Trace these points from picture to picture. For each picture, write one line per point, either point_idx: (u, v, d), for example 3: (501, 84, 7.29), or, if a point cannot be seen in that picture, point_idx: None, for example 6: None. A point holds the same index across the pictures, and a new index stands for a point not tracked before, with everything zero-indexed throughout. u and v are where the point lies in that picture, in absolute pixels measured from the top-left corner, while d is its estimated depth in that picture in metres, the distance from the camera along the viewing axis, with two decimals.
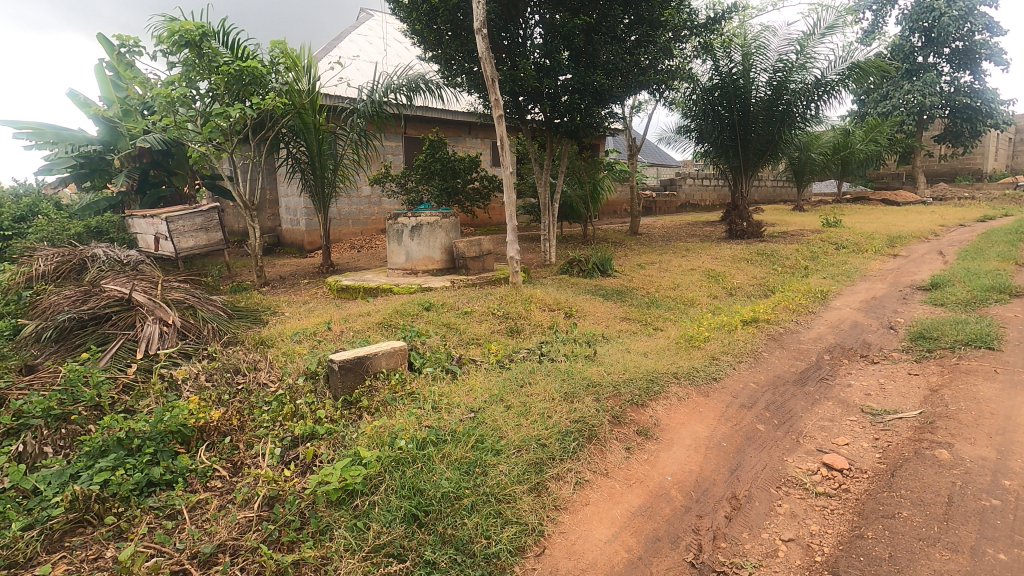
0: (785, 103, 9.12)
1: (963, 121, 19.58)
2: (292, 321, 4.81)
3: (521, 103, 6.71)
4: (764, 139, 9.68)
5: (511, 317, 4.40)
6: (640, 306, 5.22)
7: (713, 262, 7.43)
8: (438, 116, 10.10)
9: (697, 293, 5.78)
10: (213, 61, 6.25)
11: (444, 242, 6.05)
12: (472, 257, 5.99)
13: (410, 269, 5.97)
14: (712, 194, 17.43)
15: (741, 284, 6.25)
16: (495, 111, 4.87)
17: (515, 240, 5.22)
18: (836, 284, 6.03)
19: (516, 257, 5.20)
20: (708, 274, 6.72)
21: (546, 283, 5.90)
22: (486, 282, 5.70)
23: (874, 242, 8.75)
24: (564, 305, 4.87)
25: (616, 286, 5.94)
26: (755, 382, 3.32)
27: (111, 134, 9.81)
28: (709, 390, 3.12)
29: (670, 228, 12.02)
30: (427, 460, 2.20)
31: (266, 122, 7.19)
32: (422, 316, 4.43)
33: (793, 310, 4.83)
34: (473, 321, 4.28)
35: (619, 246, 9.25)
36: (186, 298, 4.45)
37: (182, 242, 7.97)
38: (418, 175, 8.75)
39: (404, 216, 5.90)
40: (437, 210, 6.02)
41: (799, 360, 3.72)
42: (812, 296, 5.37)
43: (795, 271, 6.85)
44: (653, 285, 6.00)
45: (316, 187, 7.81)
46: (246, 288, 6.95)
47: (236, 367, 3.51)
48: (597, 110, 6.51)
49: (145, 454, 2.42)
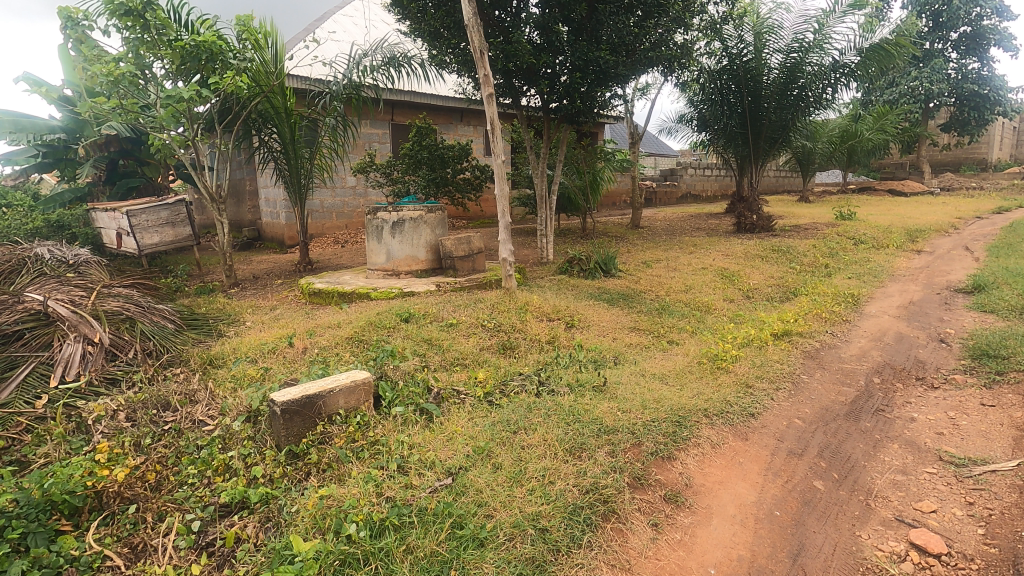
0: (799, 87, 8.48)
1: (971, 109, 19.00)
2: (253, 333, 4.19)
3: (515, 84, 6.06)
4: (776, 126, 9.03)
5: (503, 332, 3.78)
6: (649, 313, 4.62)
7: (725, 259, 6.83)
8: (426, 100, 9.41)
9: (712, 296, 5.20)
10: (167, 34, 5.61)
11: (430, 239, 5.40)
12: (460, 257, 5.31)
13: (391, 270, 5.36)
14: (714, 185, 16.82)
15: (758, 286, 5.68)
16: (482, 90, 4.10)
17: (509, 238, 4.54)
18: (865, 286, 5.42)
19: (510, 258, 4.52)
20: (721, 273, 6.13)
21: (543, 285, 5.28)
22: (474, 285, 5.05)
23: (894, 237, 8.17)
24: (564, 313, 4.26)
25: (621, 289, 5.32)
26: (802, 418, 2.71)
27: (76, 122, 9.19)
28: (748, 431, 2.52)
29: (673, 221, 11.42)
30: (383, 560, 1.60)
31: (230, 106, 6.58)
32: (398, 329, 3.79)
33: (826, 318, 4.22)
34: (459, 336, 3.67)
35: (621, 242, 8.66)
36: (124, 308, 3.80)
37: (145, 238, 7.29)
38: (405, 165, 8.09)
39: (384, 211, 5.27)
40: (422, 203, 5.38)
41: (845, 386, 3.12)
42: (842, 301, 4.78)
43: (815, 271, 6.28)
44: (663, 287, 5.41)
45: (291, 178, 7.31)
46: (212, 290, 6.32)
47: (165, 399, 2.87)
48: (599, 91, 5.87)
49: (9, 539, 1.76)
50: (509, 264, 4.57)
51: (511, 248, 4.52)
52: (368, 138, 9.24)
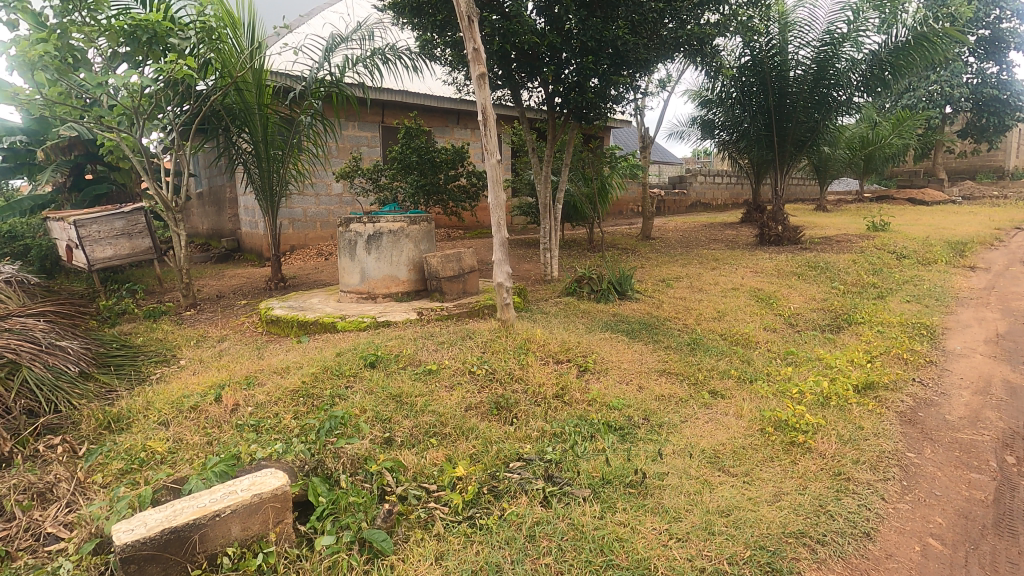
0: (831, 84, 7.59)
1: (990, 115, 18.25)
2: (183, 378, 3.32)
3: (514, 75, 5.24)
4: (805, 128, 8.13)
5: (497, 384, 2.90)
6: (680, 350, 3.74)
7: (756, 276, 5.97)
8: (418, 100, 8.61)
9: (750, 325, 4.35)
10: (101, 11, 4.73)
11: (413, 256, 4.53)
12: (448, 277, 4.42)
13: (367, 293, 4.50)
14: (725, 193, 16.01)
15: (801, 311, 4.83)
16: (471, 71, 3.25)
17: (506, 257, 3.45)
18: (932, 312, 4.55)
19: (506, 282, 3.50)
20: (756, 294, 5.27)
21: (549, 312, 4.42)
22: (465, 312, 4.18)
23: (938, 250, 7.33)
24: (575, 353, 3.39)
25: (641, 317, 4.45)
26: (937, 538, 1.81)
27: (39, 124, 8.26)
28: (871, 571, 1.62)
29: (687, 231, 10.57)
30: None
31: (188, 99, 5.76)
32: (361, 379, 2.90)
33: (907, 360, 3.34)
34: (439, 391, 2.78)
35: (632, 256, 7.81)
36: (8, 350, 2.89)
37: (96, 252, 6.42)
38: (393, 169, 7.26)
39: (357, 223, 4.42)
40: (404, 213, 4.54)
41: (974, 472, 2.22)
42: (914, 333, 3.91)
43: (863, 291, 5.42)
44: (692, 313, 4.54)
45: (262, 183, 6.48)
46: (163, 312, 5.45)
47: (5, 499, 1.98)
48: (613, 83, 5.05)
49: None
50: (504, 290, 3.52)
51: (507, 269, 3.50)
52: (356, 142, 8.48)
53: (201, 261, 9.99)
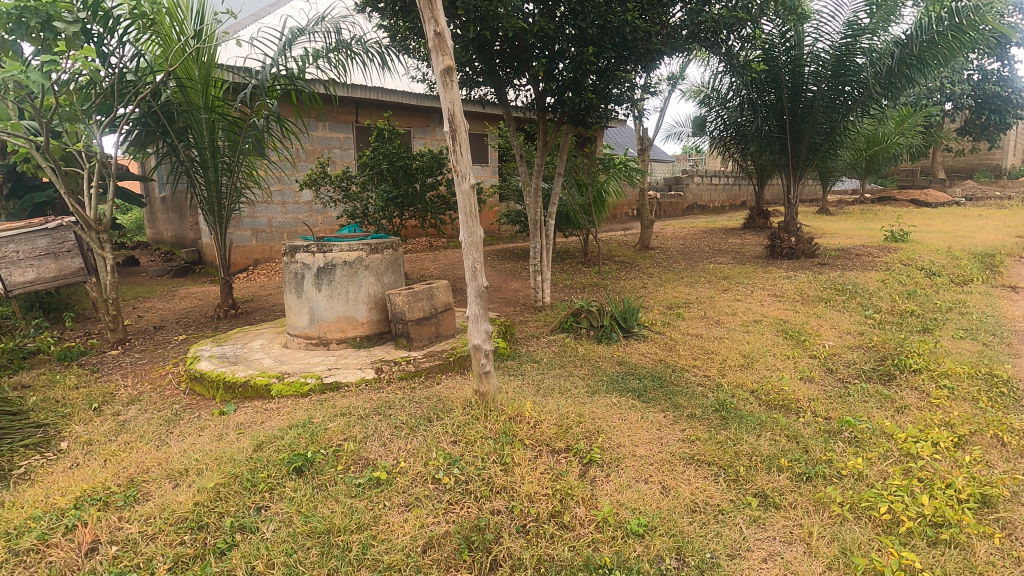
0: (851, 81, 6.85)
1: (991, 113, 17.67)
2: (53, 477, 2.47)
3: (498, 71, 4.45)
4: (822, 130, 7.38)
5: (471, 501, 2.09)
6: (706, 420, 2.95)
7: (778, 303, 5.20)
8: (395, 98, 7.77)
9: (786, 378, 3.57)
10: None
11: (374, 292, 3.71)
12: (416, 319, 3.58)
13: (317, 337, 3.66)
14: (723, 194, 15.29)
15: (839, 353, 4.05)
16: (434, 64, 2.38)
17: (484, 313, 2.54)
18: (998, 356, 3.80)
19: (484, 344, 2.56)
20: (782, 329, 4.50)
21: (541, 363, 3.61)
22: (437, 367, 3.36)
23: (969, 265, 6.63)
24: (576, 434, 2.59)
25: (653, 365, 3.67)
26: None
27: None
28: None
29: (688, 239, 9.82)
30: None
31: (116, 98, 4.84)
32: (280, 496, 2.08)
33: (1007, 443, 2.57)
34: (389, 517, 1.98)
35: (632, 272, 7.03)
36: None
37: (13, 275, 5.19)
38: (362, 177, 6.41)
39: (304, 252, 3.58)
40: (364, 239, 3.72)
41: None
42: (992, 394, 3.15)
43: (904, 323, 4.67)
44: (713, 360, 3.76)
45: (209, 196, 5.59)
46: (80, 354, 4.59)
47: None
48: (614, 81, 4.24)
49: None
50: (482, 354, 2.58)
51: (487, 325, 2.57)
52: (326, 144, 7.65)
53: (158, 275, 9.06)
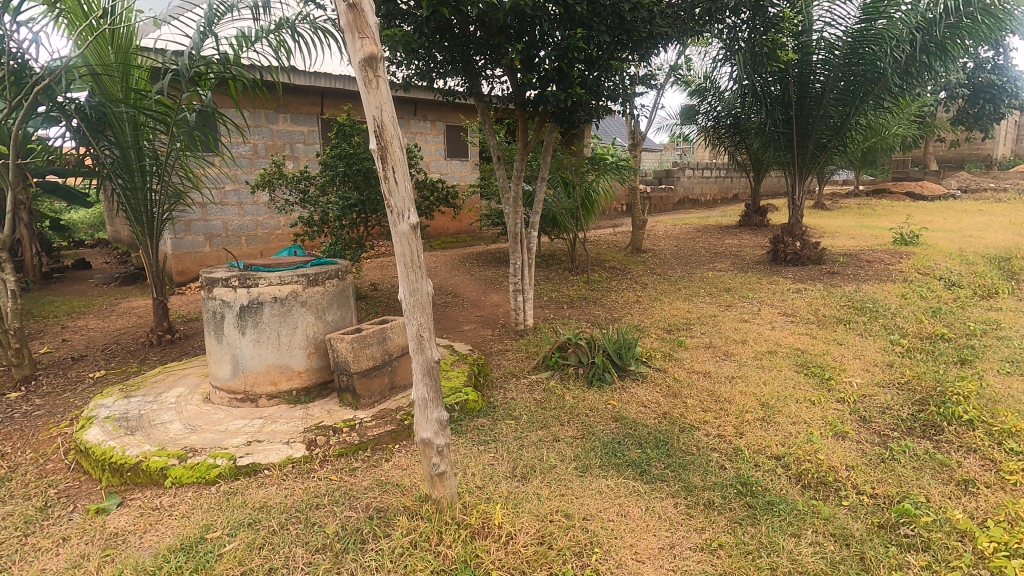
0: (864, 69, 6.19)
1: (985, 102, 17.19)
2: None
3: (469, 59, 3.74)
4: (830, 126, 6.77)
5: None
6: (728, 510, 2.31)
7: (790, 326, 4.58)
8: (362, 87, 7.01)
9: (815, 434, 2.94)
10: None
11: (313, 333, 3.02)
12: (362, 370, 2.88)
13: (243, 391, 2.96)
14: (715, 187, 14.71)
15: (871, 395, 3.44)
16: (352, 52, 1.68)
17: (435, 398, 1.87)
18: None
19: (437, 439, 1.90)
20: (800, 362, 3.88)
21: (519, 422, 2.94)
22: (386, 436, 2.67)
23: (990, 273, 6.07)
24: (562, 553, 1.91)
25: (655, 420, 3.03)
26: None
27: None
28: None
29: (682, 240, 9.21)
30: None
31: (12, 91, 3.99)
32: None
33: None
34: None
35: (625, 282, 6.37)
36: None
37: None
38: (320, 178, 5.65)
39: (223, 287, 2.86)
40: (302, 266, 3.02)
41: None
42: None
43: (937, 350, 4.07)
44: (727, 412, 3.12)
45: (133, 203, 4.80)
46: None
47: None
48: (607, 70, 3.54)
49: None
50: (434, 451, 1.92)
51: (440, 413, 1.91)
52: (288, 138, 6.89)
53: (105, 283, 8.24)
